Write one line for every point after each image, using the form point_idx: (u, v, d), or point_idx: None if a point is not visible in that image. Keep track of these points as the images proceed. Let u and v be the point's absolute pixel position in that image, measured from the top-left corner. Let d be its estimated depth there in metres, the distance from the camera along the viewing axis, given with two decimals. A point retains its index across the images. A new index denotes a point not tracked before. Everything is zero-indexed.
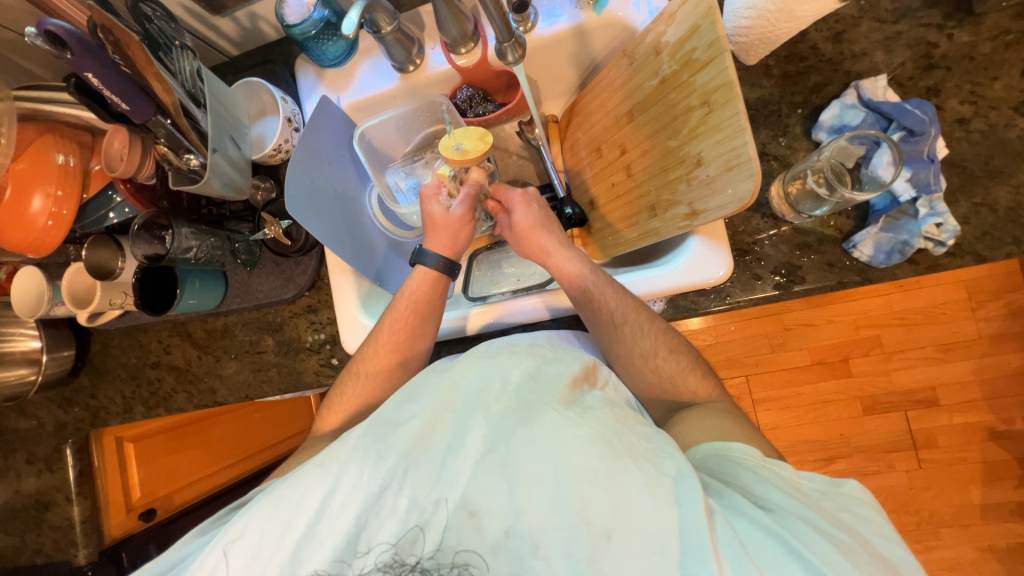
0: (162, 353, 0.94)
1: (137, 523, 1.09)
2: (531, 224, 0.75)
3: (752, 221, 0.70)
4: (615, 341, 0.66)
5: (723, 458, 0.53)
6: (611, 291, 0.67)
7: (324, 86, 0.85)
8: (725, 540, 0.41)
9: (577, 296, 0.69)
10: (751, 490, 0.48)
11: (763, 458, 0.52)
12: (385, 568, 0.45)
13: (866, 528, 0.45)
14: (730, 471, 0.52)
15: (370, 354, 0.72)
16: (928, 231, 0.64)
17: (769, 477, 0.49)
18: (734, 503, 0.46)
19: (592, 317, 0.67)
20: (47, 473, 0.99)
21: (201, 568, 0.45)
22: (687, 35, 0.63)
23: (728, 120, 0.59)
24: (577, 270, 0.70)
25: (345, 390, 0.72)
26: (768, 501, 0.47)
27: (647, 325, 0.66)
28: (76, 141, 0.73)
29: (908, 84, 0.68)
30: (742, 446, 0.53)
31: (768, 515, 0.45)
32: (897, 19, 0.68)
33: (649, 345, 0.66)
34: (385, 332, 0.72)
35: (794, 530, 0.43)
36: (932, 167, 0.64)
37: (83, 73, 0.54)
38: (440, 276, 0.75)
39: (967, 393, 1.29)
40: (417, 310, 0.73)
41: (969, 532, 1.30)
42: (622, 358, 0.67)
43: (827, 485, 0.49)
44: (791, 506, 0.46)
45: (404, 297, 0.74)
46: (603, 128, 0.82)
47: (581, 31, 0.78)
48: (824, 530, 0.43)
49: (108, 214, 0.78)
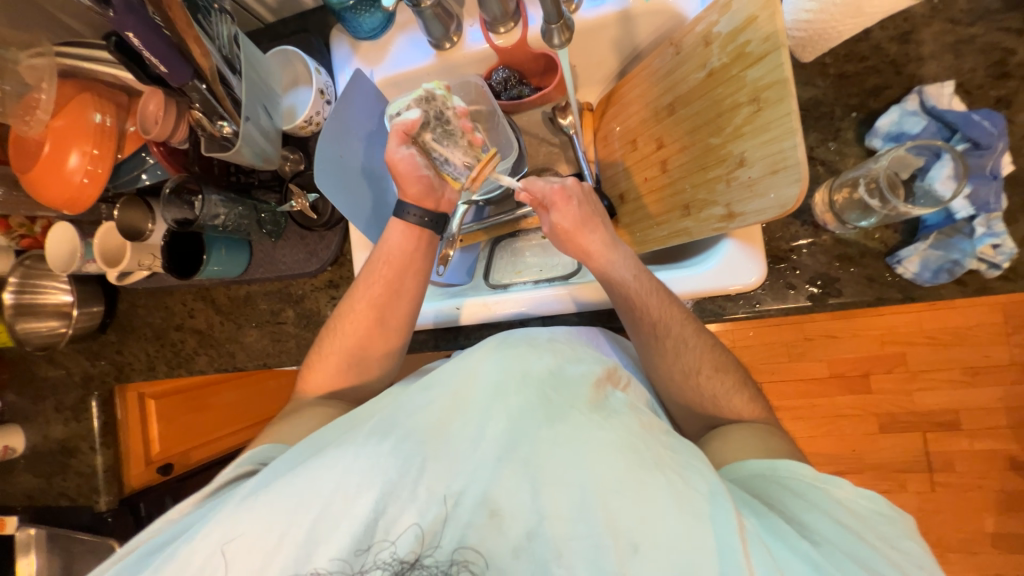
0: (186, 316, 0.96)
1: (154, 476, 1.14)
2: (576, 224, 0.71)
3: (791, 228, 0.67)
4: (657, 355, 0.64)
5: (767, 480, 0.52)
6: (657, 299, 0.64)
7: (358, 59, 0.83)
8: (762, 563, 0.40)
9: (619, 301, 0.67)
10: (799, 519, 0.47)
11: (816, 478, 0.50)
12: (384, 567, 0.44)
13: (926, 560, 0.45)
14: (773, 494, 0.50)
15: (348, 311, 0.72)
16: (983, 252, 0.60)
17: (820, 503, 0.48)
18: (776, 529, 0.44)
19: (636, 326, 0.66)
20: (73, 422, 1.03)
21: (210, 535, 0.45)
22: (742, 27, 0.59)
23: (778, 120, 0.56)
24: (623, 276, 0.66)
25: (325, 345, 0.72)
26: (814, 533, 0.45)
27: (692, 339, 0.64)
28: (112, 101, 0.73)
29: (976, 93, 0.64)
30: (791, 464, 0.52)
31: (813, 546, 0.43)
32: (972, 22, 0.63)
33: (693, 362, 0.63)
34: (360, 289, 0.72)
35: (842, 567, 0.42)
36: (995, 184, 0.60)
37: (125, 33, 0.54)
38: (419, 233, 0.73)
39: (992, 419, 1.25)
40: (398, 269, 0.71)
41: (975, 558, 1.28)
42: (661, 374, 0.65)
43: (880, 511, 0.47)
44: (839, 539, 0.44)
45: (378, 256, 0.72)
46: (641, 119, 0.79)
47: (627, 16, 0.75)
48: (872, 570, 0.42)
49: (141, 175, 0.78)
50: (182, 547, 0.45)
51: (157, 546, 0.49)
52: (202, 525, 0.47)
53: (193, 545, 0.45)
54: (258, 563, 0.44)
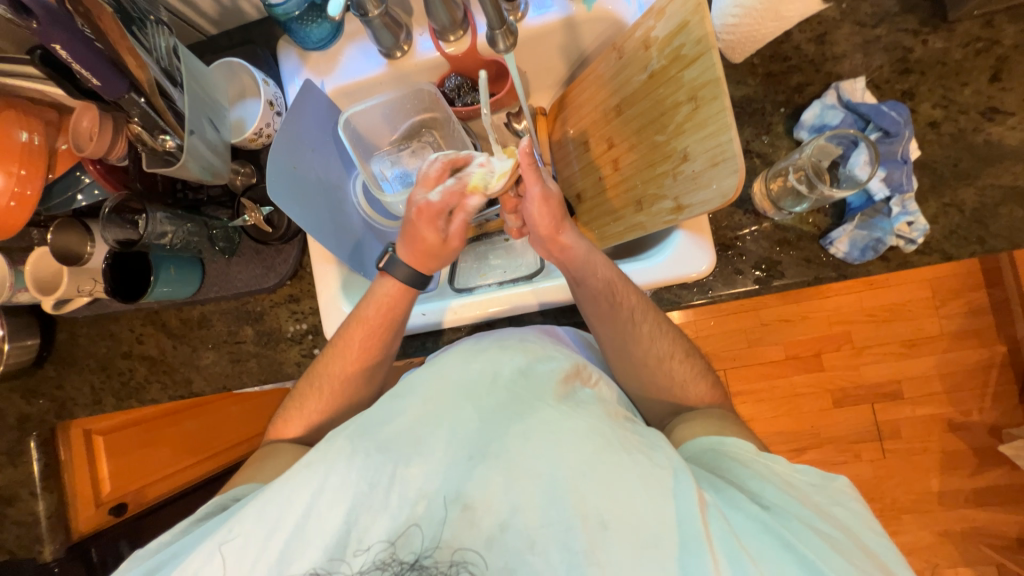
0: (134, 343, 0.91)
1: (106, 518, 1.05)
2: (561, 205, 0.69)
3: (735, 217, 0.72)
4: (632, 339, 0.67)
5: (717, 453, 0.55)
6: (634, 291, 0.67)
7: (308, 69, 0.83)
8: (718, 531, 0.44)
9: (599, 288, 0.67)
10: (747, 486, 0.50)
11: (757, 453, 0.54)
12: (382, 565, 0.46)
13: (858, 521, 0.48)
14: (724, 466, 0.54)
15: (335, 366, 0.70)
16: (900, 229, 0.66)
17: (763, 473, 0.52)
18: (730, 498, 0.48)
19: (610, 313, 0.67)
20: (9, 467, 0.94)
21: (191, 564, 0.46)
22: (676, 31, 0.63)
23: (714, 116, 0.60)
24: (603, 264, 0.67)
25: (307, 400, 0.71)
26: (764, 498, 0.49)
27: (662, 327, 0.68)
28: (40, 119, 0.69)
29: (884, 87, 0.70)
30: (736, 441, 0.56)
31: (765, 510, 0.47)
32: (877, 23, 0.71)
33: (666, 346, 0.68)
34: (345, 342, 0.70)
35: (790, 528, 0.45)
36: (906, 167, 0.66)
37: (51, 44, 0.51)
38: (408, 291, 0.71)
39: (929, 386, 1.36)
40: (388, 320, 0.71)
41: (926, 518, 1.38)
42: (636, 356, 0.68)
43: (819, 480, 0.52)
44: (785, 501, 0.48)
45: (364, 302, 0.71)
46: (591, 121, 0.82)
47: (571, 23, 0.78)
48: (817, 528, 0.46)
49: (76, 195, 0.75)
50: (176, 567, 0.48)
51: (150, 568, 0.50)
52: (190, 552, 0.48)
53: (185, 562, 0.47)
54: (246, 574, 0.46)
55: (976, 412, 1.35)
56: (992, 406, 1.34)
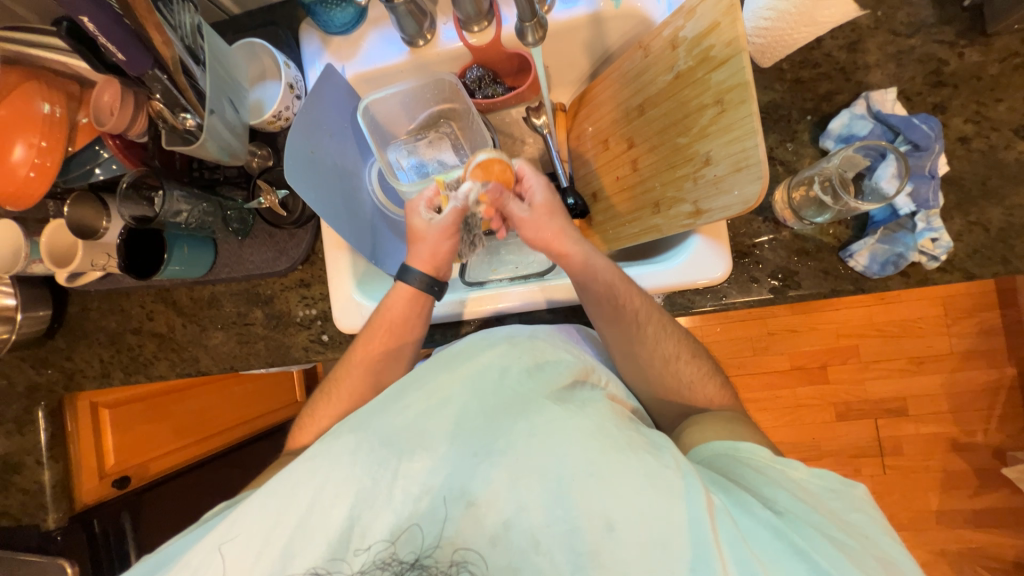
0: (144, 319, 0.91)
1: (110, 490, 1.04)
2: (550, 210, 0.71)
3: (753, 224, 0.71)
4: (639, 344, 0.66)
5: (731, 458, 0.55)
6: (638, 294, 0.66)
7: (329, 54, 0.82)
8: (728, 535, 0.43)
9: (602, 292, 0.65)
10: (760, 491, 0.50)
11: (772, 459, 0.54)
12: (383, 566, 0.46)
13: (875, 528, 0.48)
14: (737, 471, 0.54)
15: (340, 373, 0.72)
16: (924, 245, 0.65)
17: (777, 479, 0.52)
18: (741, 501, 0.48)
19: (615, 318, 0.66)
20: (17, 435, 0.93)
21: (196, 559, 0.46)
22: (706, 32, 0.61)
23: (740, 121, 0.59)
24: (602, 267, 0.66)
25: (316, 409, 0.72)
26: (777, 503, 0.49)
27: (670, 330, 0.67)
28: (62, 90, 0.69)
29: (916, 99, 0.69)
30: (750, 446, 0.56)
31: (777, 516, 0.47)
32: (912, 34, 0.69)
33: (671, 348, 0.67)
34: (357, 352, 0.71)
35: (803, 534, 0.45)
36: (933, 183, 0.65)
37: (79, 16, 0.50)
38: (421, 296, 0.72)
39: (935, 404, 1.35)
40: (393, 330, 0.71)
41: (923, 536, 1.37)
42: (642, 360, 0.67)
43: (839, 485, 0.51)
44: (798, 508, 0.48)
45: (378, 315, 0.71)
46: (611, 120, 0.81)
47: (598, 19, 0.77)
48: (831, 538, 0.45)
49: (94, 169, 0.74)
50: (178, 562, 0.48)
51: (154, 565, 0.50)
52: (192, 546, 0.49)
53: (187, 558, 0.47)
54: (246, 572, 0.46)
55: (981, 433, 1.34)
56: (999, 428, 1.33)
